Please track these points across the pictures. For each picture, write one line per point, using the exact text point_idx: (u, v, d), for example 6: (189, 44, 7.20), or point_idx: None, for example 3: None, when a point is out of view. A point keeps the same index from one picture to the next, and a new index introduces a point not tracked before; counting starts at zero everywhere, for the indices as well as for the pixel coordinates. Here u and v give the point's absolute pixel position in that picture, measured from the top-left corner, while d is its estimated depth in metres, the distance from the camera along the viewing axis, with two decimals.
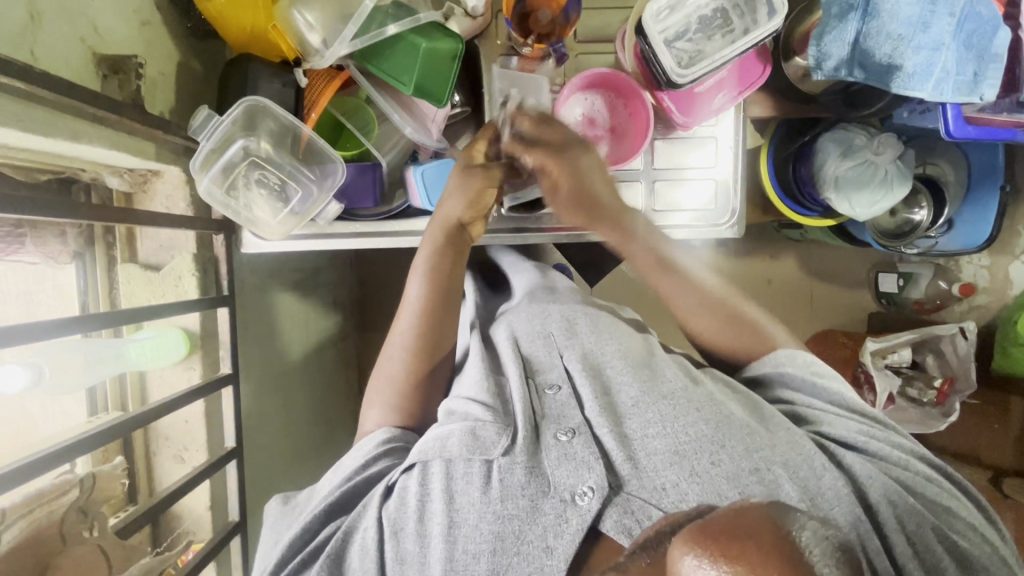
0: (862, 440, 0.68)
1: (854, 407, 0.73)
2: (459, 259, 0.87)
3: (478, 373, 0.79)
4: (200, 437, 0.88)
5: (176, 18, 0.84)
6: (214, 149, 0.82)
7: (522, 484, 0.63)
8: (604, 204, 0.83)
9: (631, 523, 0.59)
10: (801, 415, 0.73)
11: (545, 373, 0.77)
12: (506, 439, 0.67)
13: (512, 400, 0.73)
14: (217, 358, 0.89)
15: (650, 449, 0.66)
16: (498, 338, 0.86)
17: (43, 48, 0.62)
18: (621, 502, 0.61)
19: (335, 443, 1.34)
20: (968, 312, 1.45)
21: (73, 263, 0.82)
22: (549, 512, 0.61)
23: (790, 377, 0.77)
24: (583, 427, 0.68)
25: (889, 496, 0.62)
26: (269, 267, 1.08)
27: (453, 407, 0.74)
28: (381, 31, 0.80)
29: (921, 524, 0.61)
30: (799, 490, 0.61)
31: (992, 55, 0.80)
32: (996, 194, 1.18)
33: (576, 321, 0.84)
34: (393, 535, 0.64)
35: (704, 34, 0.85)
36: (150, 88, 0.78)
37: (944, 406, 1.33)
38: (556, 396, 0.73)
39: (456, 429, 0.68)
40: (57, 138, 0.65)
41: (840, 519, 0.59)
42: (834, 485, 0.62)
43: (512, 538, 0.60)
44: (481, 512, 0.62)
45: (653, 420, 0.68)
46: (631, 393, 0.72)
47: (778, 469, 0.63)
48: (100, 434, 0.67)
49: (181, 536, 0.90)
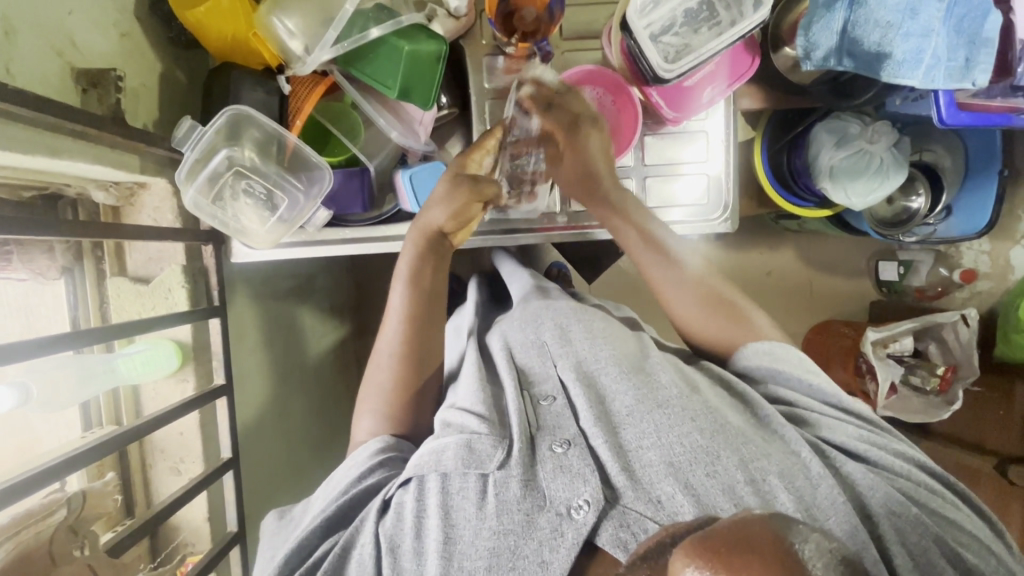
0: (862, 447, 0.67)
1: (853, 411, 0.72)
2: (439, 265, 0.86)
3: (475, 383, 0.77)
4: (195, 448, 0.86)
5: (158, 28, 0.82)
6: (198, 159, 0.79)
7: (518, 499, 0.62)
8: (605, 184, 0.85)
9: (627, 536, 0.58)
10: (802, 419, 0.72)
11: (540, 385, 0.76)
12: (501, 452, 0.66)
13: (508, 412, 0.73)
14: (210, 369, 0.87)
15: (646, 460, 0.63)
16: (492, 345, 0.87)
17: (19, 64, 0.60)
18: (616, 516, 0.59)
19: (335, 449, 1.32)
20: (969, 298, 1.44)
21: (61, 279, 0.80)
22: (545, 526, 0.60)
23: (786, 376, 0.75)
24: (578, 438, 0.67)
25: (890, 505, 0.61)
26: (263, 275, 1.06)
27: (448, 420, 0.73)
28: (363, 35, 0.78)
29: (924, 536, 0.59)
30: (796, 500, 0.59)
31: (984, 38, 0.72)
32: (995, 180, 1.17)
33: (570, 328, 0.83)
34: (391, 550, 0.62)
35: (690, 28, 0.82)
36: (131, 100, 0.76)
37: (948, 394, 1.32)
38: (551, 408, 0.72)
39: (451, 442, 0.67)
40: (36, 156, 0.63)
41: (836, 529, 0.57)
42: (831, 494, 0.60)
43: (507, 554, 0.58)
44: (476, 528, 0.61)
45: (649, 431, 0.66)
46: (626, 401, 0.71)
47: (773, 478, 0.61)
48: (91, 447, 0.65)
49: (175, 549, 0.88)
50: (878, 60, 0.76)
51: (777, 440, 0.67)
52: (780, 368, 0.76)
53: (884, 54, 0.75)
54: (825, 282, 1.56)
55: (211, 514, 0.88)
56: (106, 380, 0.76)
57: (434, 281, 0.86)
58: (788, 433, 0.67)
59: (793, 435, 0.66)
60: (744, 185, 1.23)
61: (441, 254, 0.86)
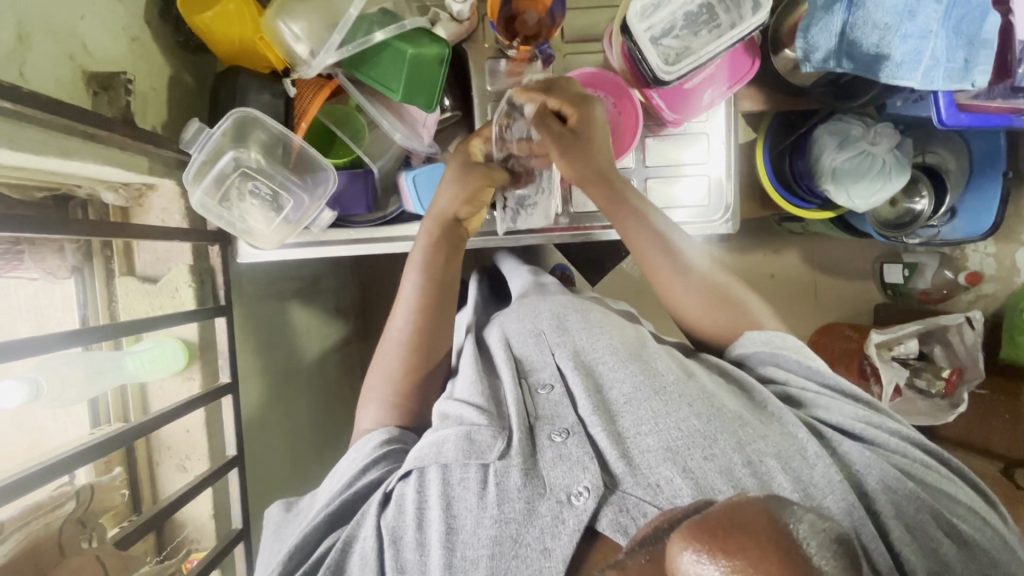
0: (859, 428, 0.67)
1: (848, 392, 0.72)
2: (453, 252, 0.88)
3: (473, 375, 0.78)
4: (201, 445, 0.87)
5: (167, 33, 0.84)
6: (206, 160, 0.81)
7: (518, 487, 0.62)
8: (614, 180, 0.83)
9: (627, 521, 0.58)
10: (799, 402, 0.72)
11: (538, 373, 0.77)
12: (501, 442, 0.67)
13: (506, 402, 0.73)
14: (216, 368, 0.89)
15: (644, 446, 0.64)
16: (491, 341, 0.87)
17: (32, 68, 0.62)
18: (616, 501, 0.60)
19: (339, 449, 1.33)
20: (976, 300, 1.43)
21: (72, 278, 0.82)
22: (546, 514, 0.60)
23: (782, 358, 0.75)
24: (577, 426, 0.67)
25: (886, 482, 0.61)
26: (270, 276, 1.08)
27: (446, 411, 0.73)
28: (368, 39, 0.80)
29: (920, 510, 0.59)
30: (793, 480, 0.60)
31: (982, 40, 0.73)
32: (999, 182, 1.17)
33: (567, 317, 0.84)
34: (393, 543, 0.62)
35: (690, 31, 0.82)
36: (141, 103, 0.78)
37: (954, 397, 1.31)
38: (549, 397, 0.73)
39: (451, 434, 0.68)
40: (48, 157, 0.64)
41: (833, 508, 0.58)
42: (828, 473, 0.61)
43: (509, 543, 0.59)
44: (478, 518, 0.61)
45: (646, 418, 0.67)
46: (623, 389, 0.72)
47: (770, 461, 0.61)
48: (101, 440, 0.66)
49: (181, 544, 0.89)
50: (877, 61, 0.77)
51: (774, 422, 0.67)
52: (779, 352, 0.76)
53: (882, 56, 0.76)
54: (829, 284, 1.56)
55: (216, 511, 0.89)
56: (114, 377, 0.78)
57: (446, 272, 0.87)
58: (784, 416, 0.67)
59: (789, 417, 0.67)
60: (747, 187, 1.24)
61: (455, 242, 0.87)
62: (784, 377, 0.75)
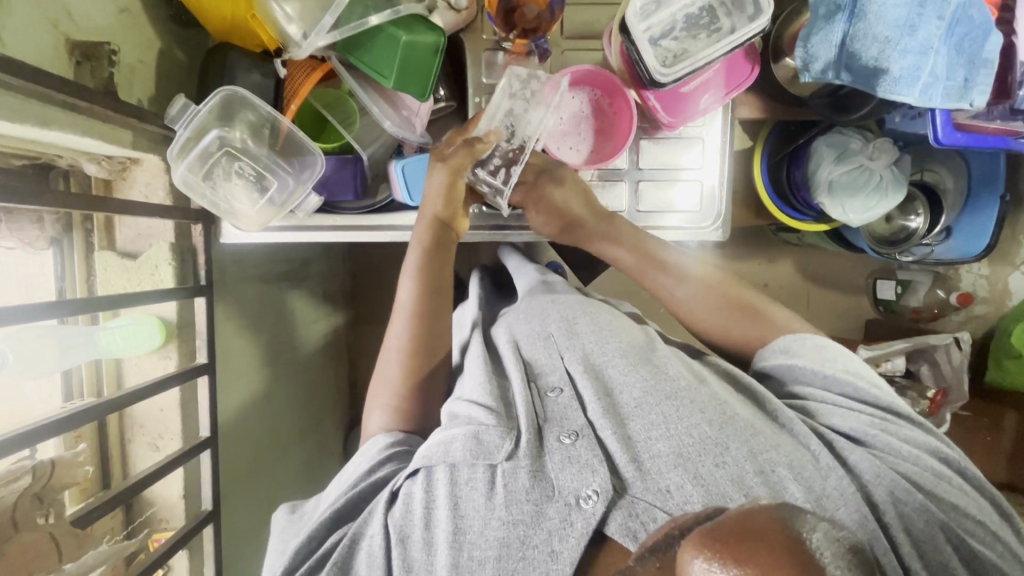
0: (868, 435, 0.65)
1: (867, 399, 0.69)
2: (446, 259, 0.85)
3: (482, 374, 0.77)
4: (174, 427, 0.85)
5: (160, 5, 0.82)
6: (192, 137, 0.79)
7: (526, 489, 0.60)
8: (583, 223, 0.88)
9: (636, 526, 0.56)
10: (807, 409, 0.70)
11: (547, 376, 0.75)
12: (509, 443, 0.64)
13: (514, 403, 0.71)
14: (194, 348, 0.86)
15: (655, 451, 0.62)
16: (499, 340, 0.85)
17: (10, 30, 0.59)
18: (625, 505, 0.58)
19: (321, 435, 1.32)
20: (965, 321, 1.45)
21: (50, 248, 0.80)
22: (553, 516, 0.58)
23: (798, 370, 0.73)
24: (586, 429, 0.66)
25: (896, 494, 0.60)
26: (259, 258, 1.06)
27: (455, 411, 0.71)
28: (363, 22, 0.77)
29: (930, 523, 0.58)
30: (805, 491, 0.58)
31: (983, 59, 0.74)
32: (996, 204, 1.15)
33: (577, 321, 0.82)
34: (400, 541, 0.60)
35: (689, 33, 0.81)
36: (127, 75, 0.75)
37: (937, 417, 1.28)
38: (558, 399, 0.71)
39: (459, 434, 0.66)
40: (26, 125, 0.62)
41: (846, 520, 0.57)
42: (840, 485, 0.59)
43: (517, 545, 0.57)
44: (485, 518, 0.59)
45: (656, 423, 0.66)
46: (634, 394, 0.70)
47: (783, 470, 0.60)
48: (75, 411, 0.64)
49: (147, 521, 0.88)
50: (874, 75, 0.75)
51: (786, 432, 0.66)
52: (793, 361, 0.73)
53: (880, 70, 0.74)
54: (825, 298, 1.55)
55: (185, 493, 0.87)
56: (86, 353, 0.76)
57: (440, 276, 0.85)
58: (796, 427, 0.66)
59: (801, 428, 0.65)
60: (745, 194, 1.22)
61: (447, 247, 0.85)
62: (801, 389, 0.72)
